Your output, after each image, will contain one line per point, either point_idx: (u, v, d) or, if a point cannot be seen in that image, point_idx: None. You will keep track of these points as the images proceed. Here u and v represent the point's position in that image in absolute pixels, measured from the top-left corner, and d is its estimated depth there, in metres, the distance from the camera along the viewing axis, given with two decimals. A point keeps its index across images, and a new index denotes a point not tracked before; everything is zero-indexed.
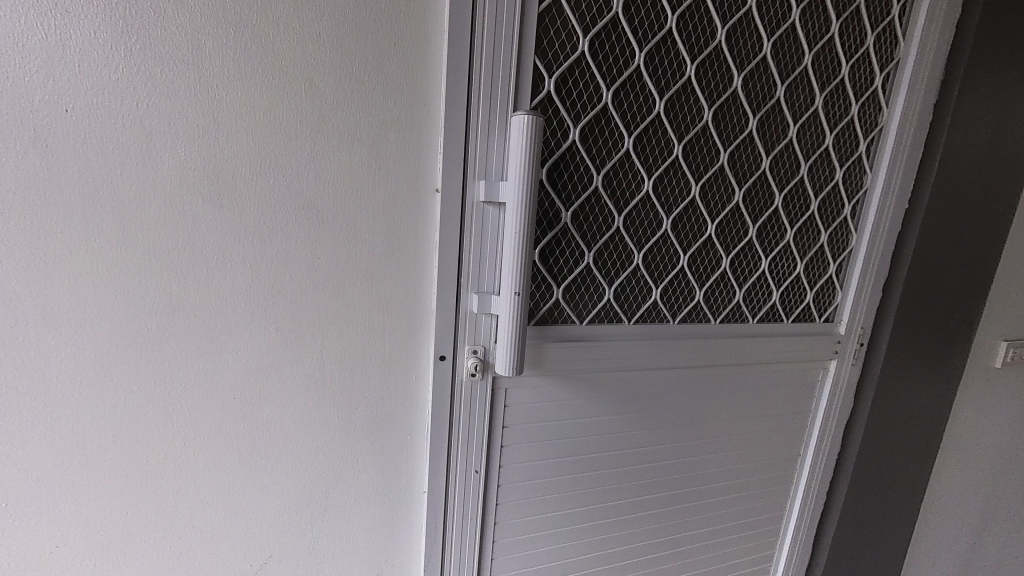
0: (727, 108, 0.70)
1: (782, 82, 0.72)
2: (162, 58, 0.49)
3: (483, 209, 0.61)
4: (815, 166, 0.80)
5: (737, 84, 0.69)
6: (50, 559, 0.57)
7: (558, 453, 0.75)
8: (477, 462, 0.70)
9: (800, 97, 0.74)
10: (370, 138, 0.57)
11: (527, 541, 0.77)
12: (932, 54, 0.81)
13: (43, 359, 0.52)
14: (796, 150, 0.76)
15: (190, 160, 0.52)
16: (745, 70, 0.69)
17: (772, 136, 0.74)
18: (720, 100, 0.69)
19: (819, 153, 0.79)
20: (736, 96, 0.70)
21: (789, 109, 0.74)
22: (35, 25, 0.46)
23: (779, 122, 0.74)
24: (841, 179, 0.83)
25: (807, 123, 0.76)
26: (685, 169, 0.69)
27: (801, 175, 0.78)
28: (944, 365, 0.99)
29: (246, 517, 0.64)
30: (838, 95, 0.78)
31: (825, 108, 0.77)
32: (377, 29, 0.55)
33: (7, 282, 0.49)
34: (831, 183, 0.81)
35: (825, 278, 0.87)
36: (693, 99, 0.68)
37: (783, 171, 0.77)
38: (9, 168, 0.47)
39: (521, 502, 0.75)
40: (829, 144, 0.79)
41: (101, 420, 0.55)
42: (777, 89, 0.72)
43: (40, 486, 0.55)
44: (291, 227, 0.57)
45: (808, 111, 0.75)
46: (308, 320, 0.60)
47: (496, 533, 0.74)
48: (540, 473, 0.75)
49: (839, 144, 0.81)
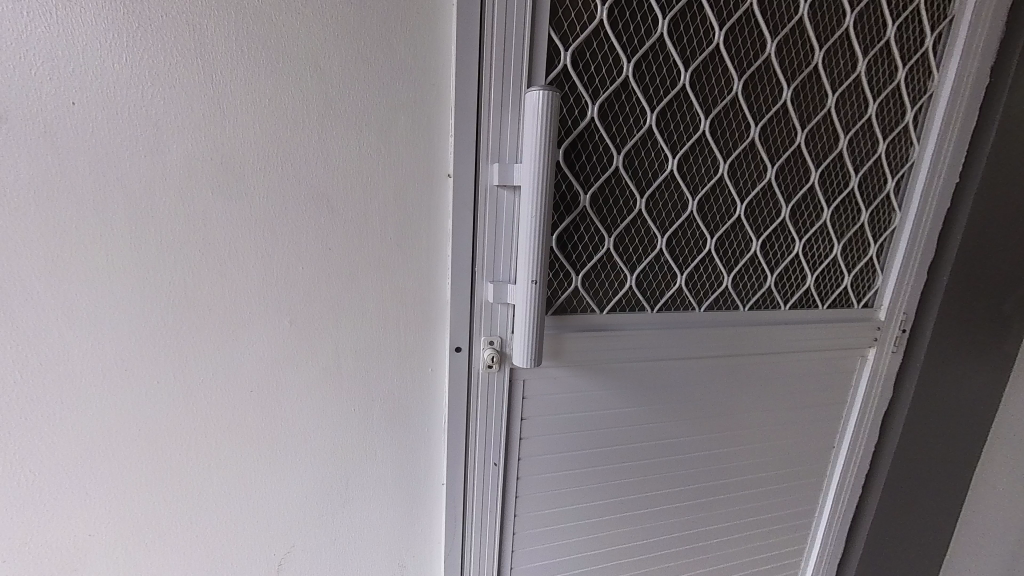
0: (760, 77, 0.65)
1: (821, 46, 0.66)
2: (165, 46, 0.48)
3: (496, 193, 0.58)
4: (855, 139, 0.74)
5: (770, 50, 0.63)
6: (85, 544, 0.59)
7: (579, 445, 0.73)
8: (496, 455, 0.68)
9: (839, 62, 0.68)
10: (378, 123, 0.55)
11: (550, 534, 0.76)
12: (992, 10, 0.73)
13: (67, 353, 0.53)
14: (835, 122, 0.70)
15: (198, 151, 0.51)
16: (779, 35, 0.63)
17: (808, 107, 0.69)
18: (751, 69, 0.64)
19: (861, 124, 0.73)
20: (769, 64, 0.65)
21: (828, 77, 0.68)
22: (38, 15, 0.45)
23: (816, 91, 0.68)
24: (885, 152, 0.76)
25: (847, 92, 0.70)
26: (713, 146, 0.65)
27: (840, 149, 0.72)
28: (996, 354, 0.92)
29: (268, 508, 0.64)
30: (882, 60, 0.71)
31: (868, 75, 0.71)
32: (383, 6, 0.52)
33: (29, 278, 0.50)
34: (874, 156, 0.75)
35: (865, 260, 0.81)
36: (722, 69, 0.63)
37: (820, 145, 0.71)
38: (23, 164, 0.47)
39: (542, 494, 0.73)
40: (873, 114, 0.72)
41: (125, 413, 0.56)
42: (815, 54, 0.66)
43: (71, 476, 0.56)
44: (301, 218, 0.55)
45: (848, 78, 0.69)
46: (322, 313, 0.59)
47: (516, 525, 0.73)
48: (561, 466, 0.73)
49: (883, 113, 0.75)
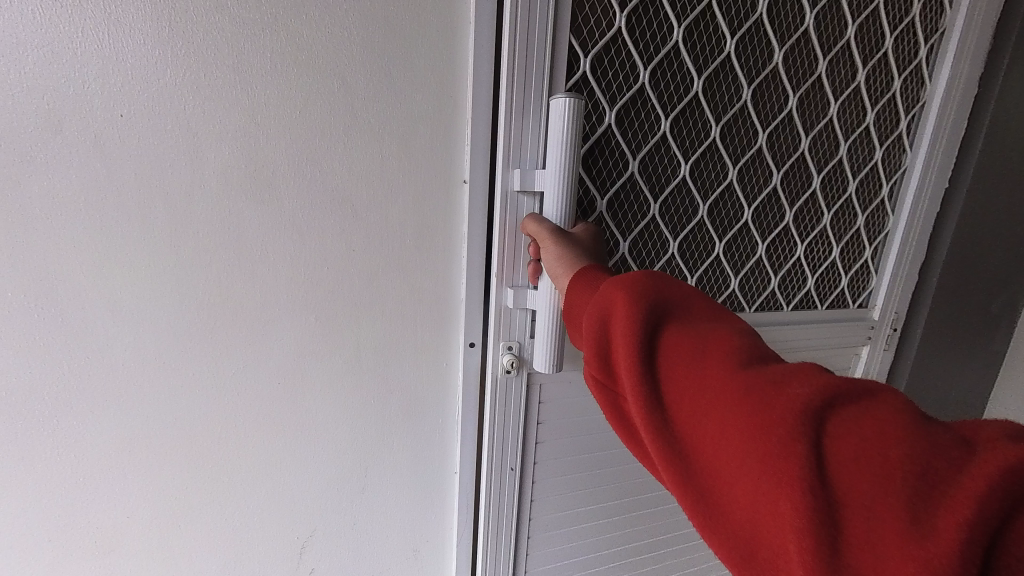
0: (767, 85, 0.68)
1: (824, 56, 0.70)
2: (205, 62, 0.52)
3: (517, 199, 0.62)
4: (854, 145, 0.77)
5: (777, 59, 0.67)
6: (124, 527, 0.63)
7: (585, 447, 0.76)
8: (512, 459, 0.72)
9: (841, 71, 0.72)
10: (401, 133, 0.59)
11: (563, 529, 0.79)
12: (981, 22, 0.76)
13: (110, 347, 0.56)
14: (836, 128, 0.74)
15: (232, 159, 0.55)
16: (786, 45, 0.67)
17: (812, 115, 0.72)
18: (759, 78, 0.67)
19: (860, 131, 0.76)
20: (776, 72, 0.68)
21: (830, 85, 0.72)
22: (91, 35, 0.49)
23: (819, 99, 0.72)
24: (881, 158, 0.80)
25: (848, 100, 0.74)
26: (722, 152, 0.69)
27: (840, 154, 0.75)
28: (983, 351, 0.96)
29: (293, 495, 0.68)
30: (880, 69, 0.75)
31: (866, 83, 0.74)
32: (406, 24, 0.56)
33: (77, 277, 0.53)
34: (870, 163, 0.79)
35: (860, 263, 0.85)
36: (732, 77, 0.66)
37: (821, 150, 0.75)
38: (73, 173, 0.51)
39: (557, 493, 0.77)
40: (870, 122, 0.76)
41: (162, 404, 0.60)
42: (819, 64, 0.70)
43: (112, 463, 0.60)
44: (327, 222, 0.59)
45: (849, 86, 0.73)
46: (346, 311, 0.63)
47: (530, 526, 0.77)
48: (568, 468, 0.76)
49: (880, 121, 0.78)
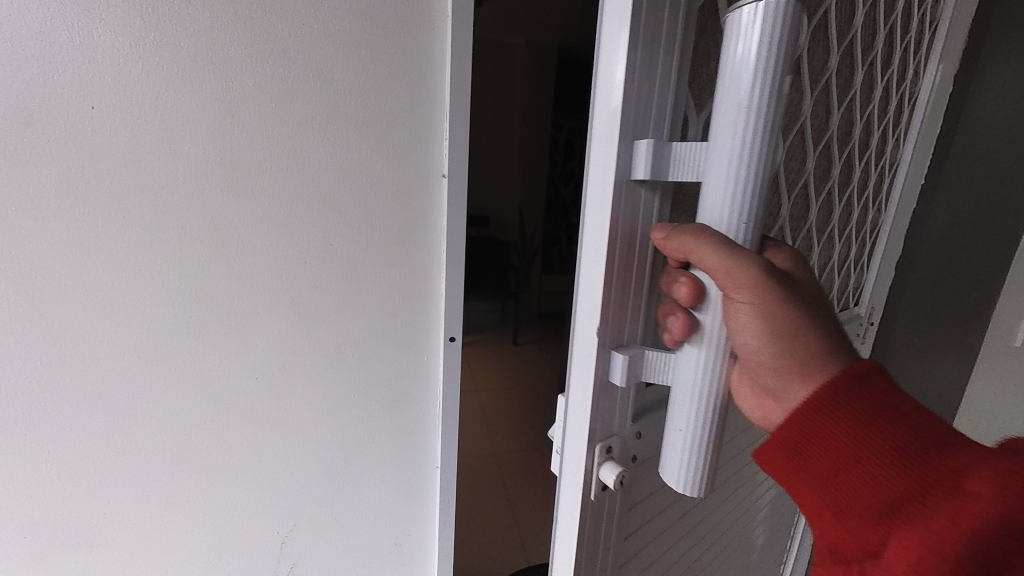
0: (846, 58, 0.68)
1: (881, 28, 0.71)
2: (179, 55, 0.52)
3: (636, 192, 0.48)
4: (879, 138, 0.81)
5: (857, 26, 0.66)
6: (103, 522, 0.63)
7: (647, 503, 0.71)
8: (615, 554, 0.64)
9: (886, 57, 0.75)
10: (380, 128, 0.59)
11: None
12: (955, 23, 0.79)
13: (86, 342, 0.56)
14: (875, 117, 0.77)
15: (209, 153, 0.55)
16: (864, 11, 0.66)
17: (864, 102, 0.75)
18: (845, 45, 0.66)
19: (884, 124, 0.80)
20: (853, 42, 0.67)
21: (879, 67, 0.74)
22: (61, 26, 0.48)
23: (870, 82, 0.74)
24: (887, 153, 0.83)
25: (886, 89, 0.78)
26: (806, 135, 0.66)
27: (873, 145, 0.80)
28: (955, 345, 0.99)
29: (275, 490, 0.68)
30: (903, 59, 0.78)
31: (894, 74, 0.77)
32: (385, 18, 0.56)
33: (50, 271, 0.53)
34: (883, 157, 0.82)
35: (861, 258, 0.88)
36: (825, 45, 0.63)
37: (862, 141, 0.78)
38: (44, 166, 0.50)
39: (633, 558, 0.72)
40: (891, 115, 0.80)
41: (139, 398, 0.60)
42: (877, 44, 0.71)
43: (89, 458, 0.60)
44: (305, 217, 0.59)
45: (886, 74, 0.76)
46: (326, 306, 0.63)
47: None
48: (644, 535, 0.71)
49: (892, 116, 0.81)
